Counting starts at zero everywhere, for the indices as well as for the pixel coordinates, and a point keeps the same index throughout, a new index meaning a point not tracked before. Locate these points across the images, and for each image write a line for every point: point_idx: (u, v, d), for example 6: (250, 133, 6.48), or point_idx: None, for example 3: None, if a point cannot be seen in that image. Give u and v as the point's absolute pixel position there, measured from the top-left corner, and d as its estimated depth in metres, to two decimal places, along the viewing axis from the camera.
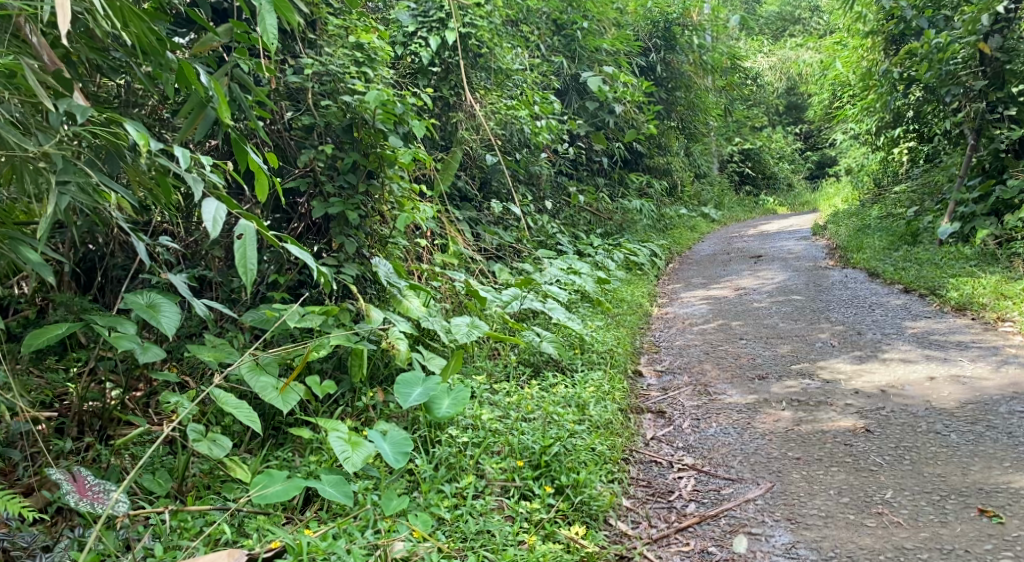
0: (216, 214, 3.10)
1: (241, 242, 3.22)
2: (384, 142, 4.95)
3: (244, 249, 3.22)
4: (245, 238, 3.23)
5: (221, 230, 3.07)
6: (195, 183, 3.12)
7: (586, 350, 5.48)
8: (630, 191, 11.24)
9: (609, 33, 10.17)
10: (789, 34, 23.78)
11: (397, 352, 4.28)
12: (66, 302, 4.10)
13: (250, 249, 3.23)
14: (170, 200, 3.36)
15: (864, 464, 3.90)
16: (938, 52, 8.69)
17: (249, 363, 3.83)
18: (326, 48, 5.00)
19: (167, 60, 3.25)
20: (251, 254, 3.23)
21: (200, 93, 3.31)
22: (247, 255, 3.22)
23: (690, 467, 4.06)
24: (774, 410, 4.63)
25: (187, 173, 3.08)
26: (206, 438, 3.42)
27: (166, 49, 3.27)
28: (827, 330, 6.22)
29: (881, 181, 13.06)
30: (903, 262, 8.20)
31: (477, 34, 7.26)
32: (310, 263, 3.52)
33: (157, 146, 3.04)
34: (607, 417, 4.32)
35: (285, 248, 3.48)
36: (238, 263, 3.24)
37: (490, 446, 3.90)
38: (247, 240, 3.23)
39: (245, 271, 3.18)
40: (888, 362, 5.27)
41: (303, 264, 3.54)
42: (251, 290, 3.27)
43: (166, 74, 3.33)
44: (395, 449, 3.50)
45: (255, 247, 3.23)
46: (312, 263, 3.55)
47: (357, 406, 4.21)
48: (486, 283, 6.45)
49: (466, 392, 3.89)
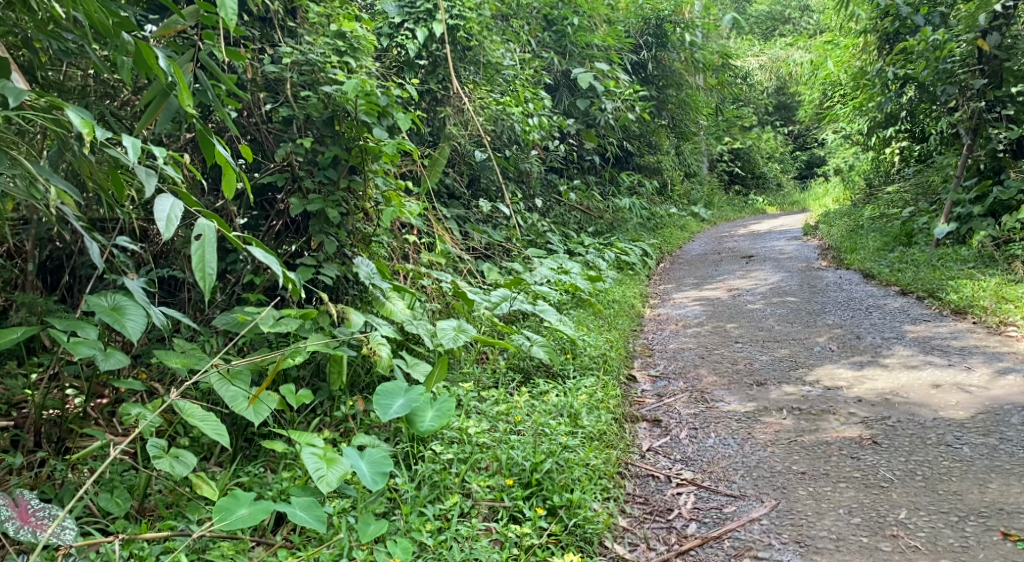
0: (171, 213, 2.84)
1: (199, 244, 2.96)
2: (367, 135, 4.70)
3: (202, 252, 2.95)
4: (204, 240, 2.97)
5: (175, 232, 2.81)
6: (147, 178, 2.87)
7: (578, 354, 5.24)
8: (620, 190, 11.02)
9: (600, 29, 9.95)
10: (778, 34, 23.60)
11: (378, 358, 4.04)
12: (28, 302, 3.81)
13: (209, 252, 2.97)
14: (124, 195, 3.10)
15: (874, 480, 3.69)
16: (935, 49, 8.50)
17: (218, 371, 3.60)
18: (306, 37, 4.75)
19: (122, 42, 3.00)
20: (210, 258, 2.97)
21: (159, 80, 3.06)
22: (206, 259, 2.96)
23: (689, 482, 3.83)
24: (775, 418, 4.42)
25: (137, 166, 2.83)
26: (168, 455, 3.17)
27: (123, 30, 3.01)
28: (826, 333, 6.01)
29: (872, 181, 12.88)
30: (899, 263, 8.01)
31: (466, 25, 6.99)
32: (275, 266, 3.26)
33: (103, 135, 2.80)
34: (600, 427, 4.09)
35: (249, 250, 3.22)
36: (197, 267, 2.97)
37: (477, 462, 3.66)
38: (206, 242, 2.97)
39: (202, 276, 2.91)
40: (892, 369, 5.06)
41: (267, 267, 3.28)
42: (210, 297, 3.00)
43: (123, 57, 3.09)
44: (374, 469, 3.23)
45: (215, 251, 2.97)
46: (277, 267, 3.29)
47: (335, 416, 3.99)
48: (475, 283, 6.21)
49: (451, 403, 3.65)
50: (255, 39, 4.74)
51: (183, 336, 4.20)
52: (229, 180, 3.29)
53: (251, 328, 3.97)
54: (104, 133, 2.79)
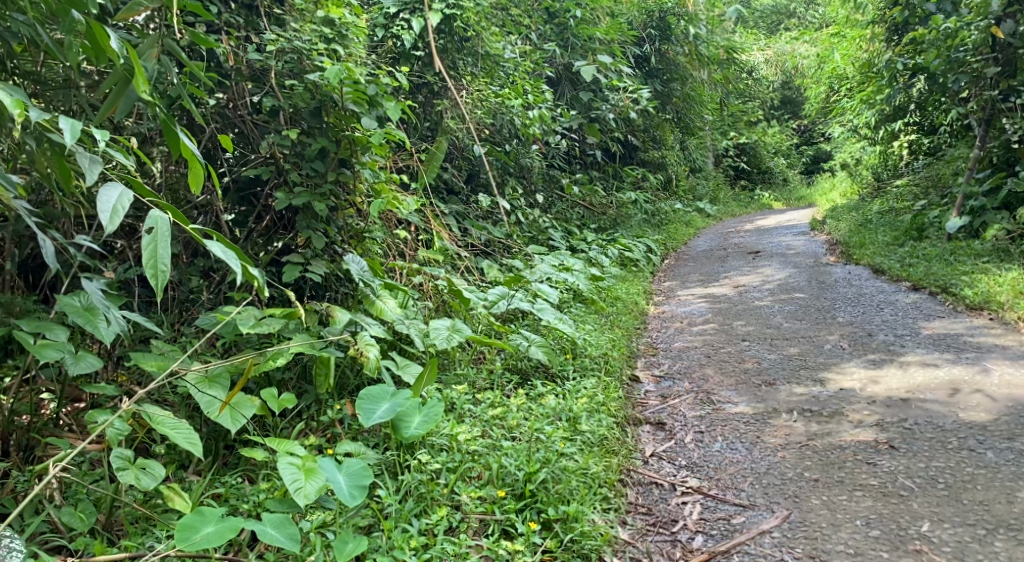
0: (118, 203, 2.60)
1: (151, 237, 2.71)
2: (355, 125, 4.49)
3: (154, 247, 2.70)
4: (157, 233, 2.72)
5: (117, 222, 2.56)
6: (91, 166, 2.64)
7: (579, 355, 5.01)
8: (625, 185, 10.80)
9: (603, 20, 9.69)
10: (784, 27, 23.27)
11: (366, 360, 3.83)
12: (5, 303, 3.59)
13: (162, 247, 2.72)
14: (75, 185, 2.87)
15: (892, 489, 3.47)
16: (947, 38, 8.25)
17: (197, 375, 3.43)
18: (292, 24, 4.54)
19: (72, 20, 2.79)
20: (163, 253, 2.71)
21: (113, 61, 2.84)
22: (158, 254, 2.70)
23: (695, 490, 3.61)
24: (785, 421, 4.19)
25: (79, 152, 2.62)
26: (134, 466, 2.96)
27: (73, 9, 2.81)
28: (837, 331, 5.78)
29: (880, 174, 12.62)
30: (910, 258, 7.75)
31: (464, 15, 6.76)
32: (234, 264, 2.90)
33: (41, 118, 2.62)
34: (601, 432, 3.88)
35: (204, 244, 2.88)
36: (149, 264, 2.72)
37: (467, 472, 3.45)
38: (158, 235, 2.72)
39: (152, 273, 2.65)
40: (907, 367, 4.83)
41: (226, 264, 2.91)
42: (163, 297, 2.72)
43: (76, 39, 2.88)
44: (353, 481, 3.00)
45: (167, 244, 2.71)
46: (236, 264, 2.93)
47: (322, 421, 3.81)
48: (472, 281, 5.99)
49: (440, 408, 3.43)
50: (239, 27, 4.56)
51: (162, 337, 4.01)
52: (197, 173, 3.11)
53: (231, 329, 3.78)
54: (41, 116, 2.60)
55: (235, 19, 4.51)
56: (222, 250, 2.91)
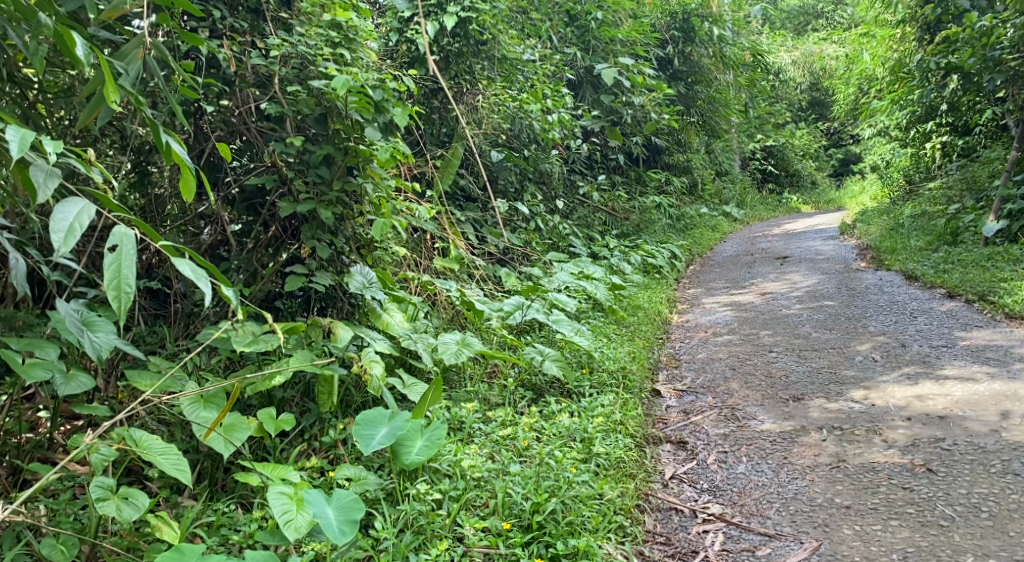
0: (76, 219, 2.49)
1: (115, 256, 2.56)
2: (360, 134, 4.30)
3: (118, 266, 2.55)
4: (122, 251, 2.57)
5: (71, 241, 2.44)
6: (47, 180, 2.58)
7: (596, 370, 4.80)
8: (648, 190, 10.55)
9: (626, 22, 9.47)
10: (812, 28, 22.84)
11: (369, 377, 3.68)
12: (5, 318, 3.42)
13: (127, 266, 2.57)
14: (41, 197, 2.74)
15: (930, 518, 3.24)
16: (983, 37, 8.00)
17: (191, 395, 3.31)
18: (297, 28, 4.35)
19: (39, 22, 2.71)
20: (128, 273, 2.56)
21: (81, 65, 2.76)
22: (122, 274, 2.55)
23: (717, 517, 3.40)
24: (814, 440, 3.95)
25: (34, 166, 2.56)
26: (116, 496, 2.87)
27: (39, 11, 2.73)
28: (868, 341, 5.52)
29: (912, 176, 12.29)
30: (945, 263, 7.47)
31: (479, 18, 6.56)
32: (205, 285, 2.72)
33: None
34: (617, 455, 3.68)
35: (173, 263, 2.70)
36: (114, 284, 2.57)
37: (471, 501, 3.27)
38: (123, 253, 2.56)
39: (114, 294, 2.51)
40: (944, 382, 4.57)
41: (196, 284, 2.74)
42: (125, 320, 2.57)
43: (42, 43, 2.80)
44: (343, 515, 2.93)
45: (133, 263, 2.56)
46: (208, 285, 2.75)
47: (324, 442, 3.63)
48: (489, 291, 5.79)
49: (443, 431, 3.34)
50: (245, 32, 4.35)
51: (163, 355, 3.90)
52: (188, 180, 3.00)
53: (230, 344, 3.62)
54: None
55: (239, 23, 4.29)
56: (193, 272, 2.74)
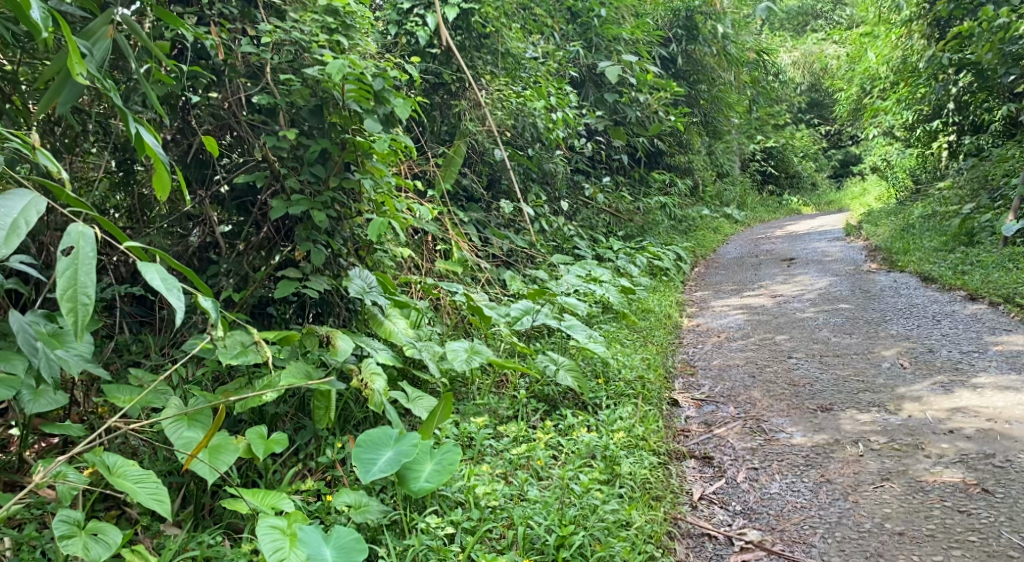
0: (21, 216, 2.26)
1: (71, 261, 2.30)
2: (359, 127, 3.96)
3: (74, 273, 2.30)
4: (79, 254, 2.31)
5: (12, 244, 2.21)
6: None
7: (612, 379, 4.47)
8: (652, 191, 10.23)
9: (630, 20, 9.12)
10: (811, 29, 22.52)
11: (370, 393, 3.36)
12: None
13: (85, 273, 2.31)
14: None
15: (996, 548, 2.98)
16: (1000, 31, 7.68)
17: (175, 412, 3.02)
18: (291, 13, 4.00)
19: None
20: (86, 279, 2.30)
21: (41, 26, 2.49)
22: (79, 281, 2.30)
23: (755, 545, 3.12)
24: (854, 455, 3.64)
25: None
26: (84, 532, 2.62)
27: None
28: (894, 346, 5.22)
29: (918, 177, 12.00)
30: (963, 265, 7.16)
31: (482, 10, 6.29)
32: (176, 296, 2.46)
33: None
34: (643, 476, 3.39)
35: (142, 270, 2.45)
36: (70, 292, 2.31)
37: (488, 533, 3.00)
38: (80, 258, 2.31)
39: (68, 306, 2.27)
40: (982, 391, 4.27)
41: (168, 295, 2.48)
42: (84, 333, 2.33)
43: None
44: (340, 557, 2.67)
45: (91, 269, 2.31)
46: (180, 295, 2.49)
47: (321, 462, 3.32)
48: (494, 294, 5.47)
49: (454, 455, 3.02)
50: (235, 19, 4.01)
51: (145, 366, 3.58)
52: (162, 177, 2.74)
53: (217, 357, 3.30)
54: None
55: (229, 9, 3.97)
56: (163, 280, 2.47)
